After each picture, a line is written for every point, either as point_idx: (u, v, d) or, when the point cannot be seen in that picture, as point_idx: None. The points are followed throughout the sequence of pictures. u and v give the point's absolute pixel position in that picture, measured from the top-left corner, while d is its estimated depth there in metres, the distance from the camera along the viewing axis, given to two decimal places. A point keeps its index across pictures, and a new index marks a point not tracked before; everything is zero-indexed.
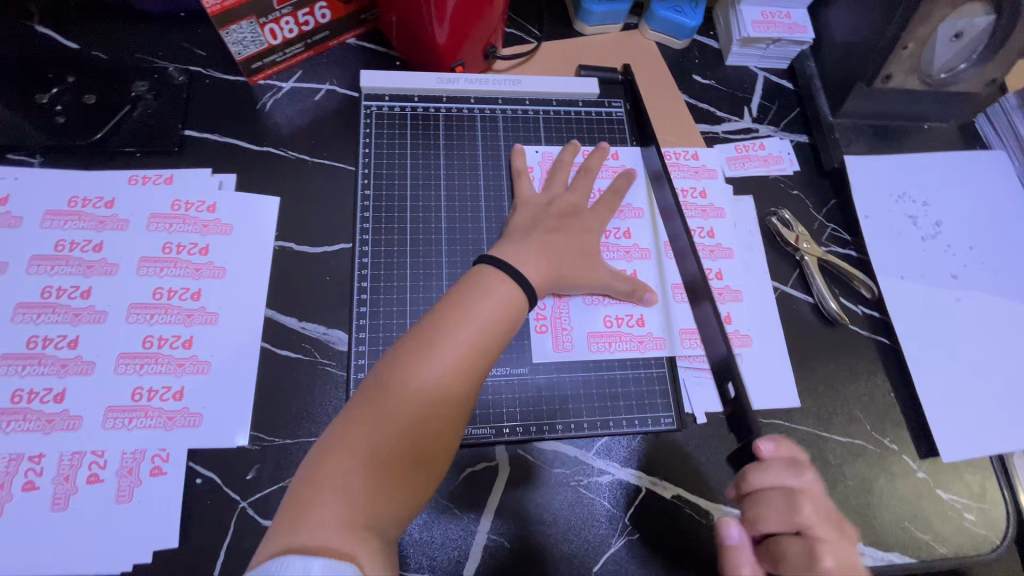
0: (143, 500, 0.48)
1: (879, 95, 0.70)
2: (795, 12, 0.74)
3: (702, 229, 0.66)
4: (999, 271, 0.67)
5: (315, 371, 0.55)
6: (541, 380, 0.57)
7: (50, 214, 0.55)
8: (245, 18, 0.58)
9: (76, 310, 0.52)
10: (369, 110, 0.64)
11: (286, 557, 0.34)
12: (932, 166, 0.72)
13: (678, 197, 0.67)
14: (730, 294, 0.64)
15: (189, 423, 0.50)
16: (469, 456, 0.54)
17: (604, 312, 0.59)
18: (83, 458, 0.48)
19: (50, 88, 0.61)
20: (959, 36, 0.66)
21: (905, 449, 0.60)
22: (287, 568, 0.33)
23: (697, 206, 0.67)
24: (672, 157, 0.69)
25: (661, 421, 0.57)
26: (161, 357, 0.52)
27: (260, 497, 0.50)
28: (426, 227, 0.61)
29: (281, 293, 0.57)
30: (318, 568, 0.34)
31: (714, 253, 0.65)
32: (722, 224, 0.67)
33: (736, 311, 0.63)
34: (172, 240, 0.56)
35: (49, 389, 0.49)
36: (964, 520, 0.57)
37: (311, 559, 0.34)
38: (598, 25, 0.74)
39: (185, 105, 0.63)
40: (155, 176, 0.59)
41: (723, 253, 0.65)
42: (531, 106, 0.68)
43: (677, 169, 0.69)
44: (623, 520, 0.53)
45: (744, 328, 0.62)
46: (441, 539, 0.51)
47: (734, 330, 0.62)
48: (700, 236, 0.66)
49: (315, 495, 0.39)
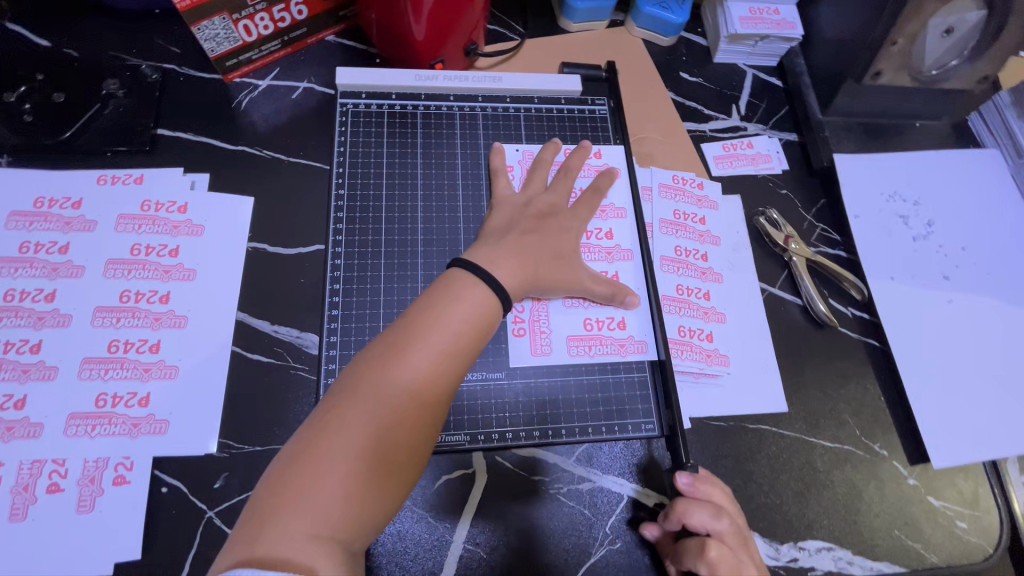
0: (106, 510, 0.46)
1: (869, 93, 0.69)
2: (783, 8, 0.73)
3: (697, 252, 0.64)
4: (993, 272, 0.65)
5: (287, 375, 0.53)
6: (520, 385, 0.55)
7: (15, 215, 0.54)
8: (217, 14, 0.57)
9: (39, 314, 0.51)
10: (346, 108, 0.63)
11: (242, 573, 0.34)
12: (924, 164, 0.71)
13: (679, 218, 0.65)
14: (716, 315, 0.61)
15: (155, 430, 0.49)
16: (444, 464, 0.52)
17: (585, 314, 0.58)
18: (43, 466, 0.46)
19: (18, 86, 0.59)
20: (952, 31, 0.65)
21: (895, 455, 0.58)
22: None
23: (695, 230, 0.65)
24: (681, 179, 0.67)
25: (643, 427, 0.55)
26: (127, 362, 0.50)
27: (228, 506, 0.49)
28: (402, 228, 0.59)
29: (253, 295, 0.56)
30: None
31: (704, 275, 0.63)
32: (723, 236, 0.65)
33: (718, 330, 0.61)
34: (141, 241, 0.55)
35: (9, 395, 0.48)
36: (956, 528, 0.56)
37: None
38: (583, 22, 0.73)
39: (158, 103, 0.62)
40: (125, 175, 0.57)
41: (714, 277, 0.63)
42: (512, 104, 0.67)
43: (685, 193, 0.66)
44: (603, 529, 0.52)
45: (725, 347, 0.60)
46: (415, 550, 0.49)
47: (715, 348, 0.60)
48: (691, 258, 0.63)
49: (278, 506, 0.38)
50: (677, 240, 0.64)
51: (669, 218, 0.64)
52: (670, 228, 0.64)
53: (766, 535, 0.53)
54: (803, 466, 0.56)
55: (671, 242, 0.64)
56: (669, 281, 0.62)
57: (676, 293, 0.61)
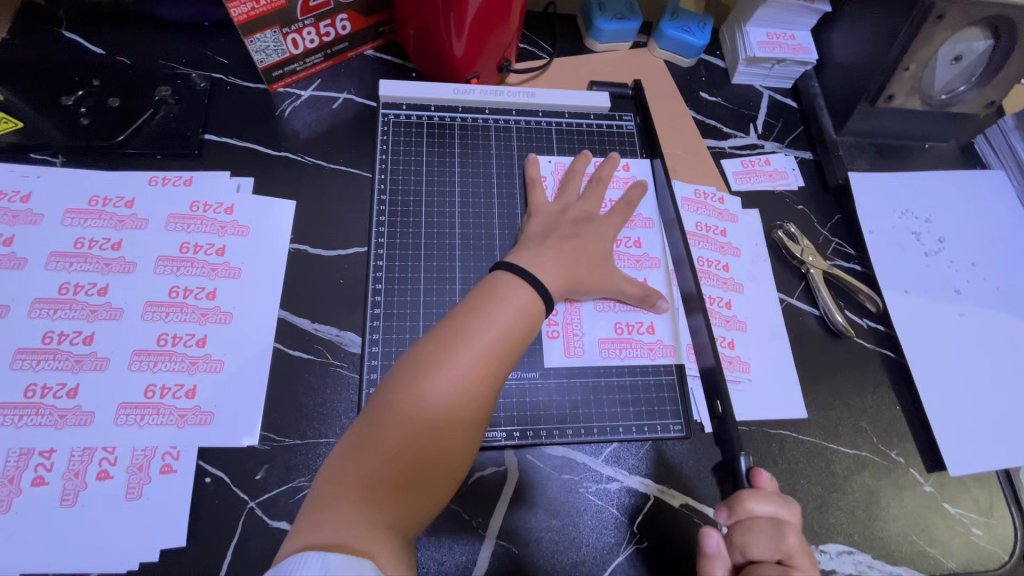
0: (153, 497, 0.48)
1: (882, 115, 0.72)
2: (799, 33, 0.76)
3: (719, 262, 0.66)
4: (1002, 287, 0.68)
5: (327, 371, 0.55)
6: (552, 384, 0.57)
7: (71, 212, 0.56)
8: (269, 27, 0.60)
9: (92, 307, 0.53)
10: (387, 118, 0.66)
11: (303, 555, 0.34)
12: (934, 183, 0.74)
13: (702, 230, 0.67)
14: (737, 323, 0.63)
15: (201, 421, 0.50)
16: (480, 460, 0.54)
17: (615, 318, 0.60)
18: (93, 453, 0.48)
19: (76, 90, 0.62)
20: (959, 59, 0.69)
21: (912, 462, 0.60)
22: (302, 565, 0.33)
23: (716, 241, 0.67)
24: (701, 193, 0.69)
25: (670, 428, 0.57)
26: (175, 355, 0.52)
27: (269, 497, 0.50)
28: (441, 232, 0.62)
29: (295, 294, 0.58)
30: (334, 564, 0.34)
31: (726, 285, 0.65)
32: (739, 261, 0.67)
33: (740, 338, 0.62)
34: (189, 240, 0.57)
35: (63, 384, 0.50)
36: (973, 535, 0.58)
37: (326, 557, 0.34)
38: (608, 43, 0.77)
39: (206, 110, 0.65)
40: (175, 177, 0.60)
41: (736, 287, 0.65)
42: (544, 118, 0.70)
43: (705, 206, 0.69)
44: (631, 529, 0.53)
45: (747, 355, 0.62)
46: (450, 544, 0.50)
47: (737, 355, 0.61)
48: (714, 268, 0.65)
49: (336, 494, 0.39)
50: (700, 252, 0.66)
51: (692, 229, 0.67)
52: (694, 239, 0.66)
53: None
54: (825, 473, 0.58)
55: (695, 251, 0.66)
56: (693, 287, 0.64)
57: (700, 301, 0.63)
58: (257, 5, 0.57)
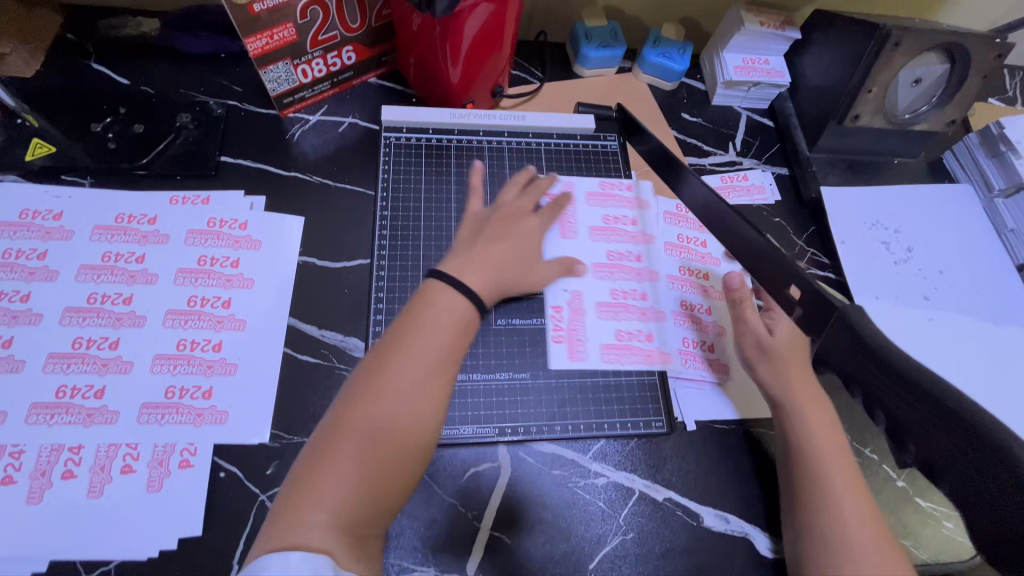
0: (172, 490, 0.51)
1: (851, 133, 0.77)
2: (773, 58, 0.82)
3: (699, 270, 0.71)
4: (968, 294, 0.72)
5: (332, 374, 0.60)
6: (542, 386, 0.61)
7: (98, 228, 0.61)
8: (281, 59, 0.66)
9: (118, 315, 0.57)
10: (389, 141, 0.72)
11: (271, 560, 0.36)
12: (903, 196, 0.79)
13: (682, 241, 0.72)
14: (716, 326, 0.67)
15: (216, 420, 0.55)
16: (472, 457, 0.58)
17: (617, 325, 0.64)
18: (118, 449, 0.52)
19: (104, 118, 0.68)
20: (919, 81, 0.75)
21: (885, 459, 0.63)
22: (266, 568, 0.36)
23: (696, 252, 0.72)
24: (681, 207, 0.74)
25: (653, 425, 0.61)
26: (193, 359, 0.57)
27: (279, 491, 0.54)
28: (438, 245, 0.66)
29: (303, 304, 0.62)
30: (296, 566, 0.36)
31: (706, 292, 0.69)
32: (719, 270, 0.71)
33: (719, 340, 0.67)
34: (207, 253, 0.62)
35: (90, 386, 0.54)
36: (944, 527, 0.61)
37: (287, 560, 0.37)
38: (595, 69, 0.82)
39: (222, 134, 0.70)
40: (193, 197, 0.65)
41: (715, 294, 0.70)
42: (534, 139, 0.75)
43: (686, 218, 0.74)
44: (617, 521, 0.56)
45: (725, 356, 0.66)
46: (447, 533, 0.54)
47: (716, 357, 0.66)
48: (694, 275, 0.70)
49: (307, 498, 0.40)
50: (682, 262, 0.71)
51: (674, 240, 0.72)
52: (675, 249, 0.71)
53: (766, 531, 0.58)
54: None
55: (676, 261, 0.70)
56: (673, 294, 0.68)
57: (682, 307, 0.67)
58: (270, 40, 0.63)
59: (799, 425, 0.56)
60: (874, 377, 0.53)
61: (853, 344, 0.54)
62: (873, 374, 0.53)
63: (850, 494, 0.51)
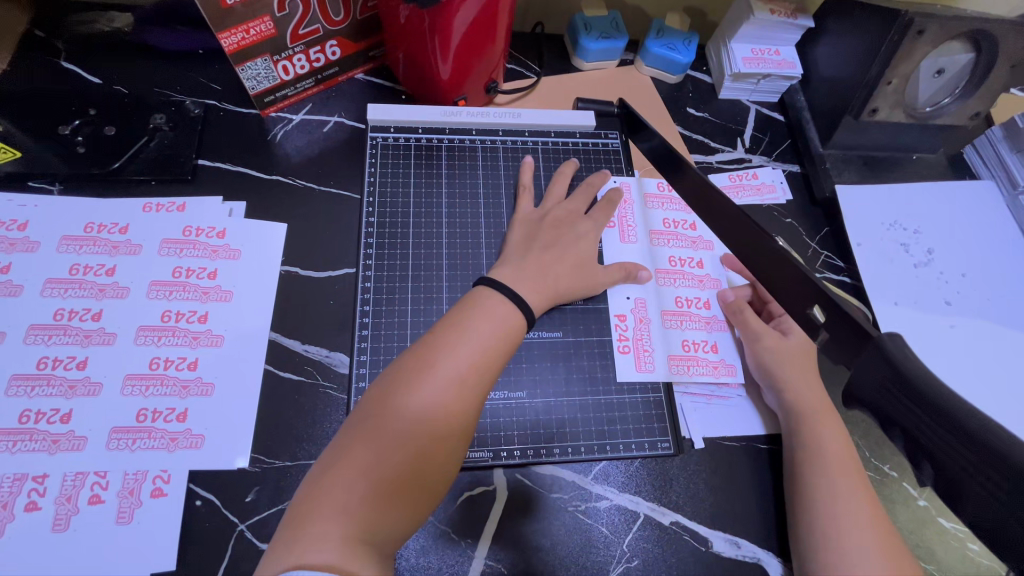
0: (143, 522, 0.48)
1: (867, 128, 0.73)
2: (784, 49, 0.77)
3: (691, 259, 0.68)
4: (993, 299, 0.68)
5: (316, 392, 0.56)
6: (540, 404, 0.58)
7: (66, 239, 0.57)
8: (260, 55, 0.62)
9: (87, 332, 0.54)
10: (375, 141, 0.68)
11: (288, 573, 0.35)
12: (922, 194, 0.74)
13: (669, 227, 0.69)
14: (718, 324, 0.65)
15: (191, 444, 0.51)
16: (465, 481, 0.54)
17: (682, 336, 0.63)
18: (85, 478, 0.48)
19: (73, 120, 0.64)
20: (942, 72, 0.70)
21: (905, 477, 0.60)
22: None
23: (685, 237, 0.69)
24: (666, 187, 0.71)
25: (658, 446, 0.58)
26: (167, 379, 0.53)
27: (259, 520, 0.50)
28: (428, 251, 0.63)
29: (285, 317, 0.58)
30: None
31: (702, 284, 0.66)
32: (711, 256, 0.68)
33: (723, 341, 0.64)
34: (182, 264, 0.58)
35: (56, 409, 0.50)
36: (969, 550, 0.57)
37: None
38: (595, 62, 0.78)
39: (199, 136, 0.66)
40: (168, 204, 0.61)
41: (712, 284, 0.67)
42: (531, 137, 0.71)
43: (671, 201, 0.71)
44: (620, 547, 0.53)
45: (731, 359, 0.63)
46: (438, 563, 0.50)
47: (720, 359, 0.63)
48: (688, 266, 0.67)
49: (325, 507, 0.39)
50: (671, 251, 0.68)
51: (661, 228, 0.69)
52: (663, 237, 0.68)
53: (780, 557, 0.54)
54: None
55: (666, 251, 0.67)
56: (669, 292, 0.65)
57: (676, 305, 0.65)
58: (247, 34, 0.59)
59: (804, 429, 0.55)
60: (917, 419, 0.41)
61: (885, 372, 0.44)
62: (918, 413, 0.41)
63: (851, 496, 0.50)
